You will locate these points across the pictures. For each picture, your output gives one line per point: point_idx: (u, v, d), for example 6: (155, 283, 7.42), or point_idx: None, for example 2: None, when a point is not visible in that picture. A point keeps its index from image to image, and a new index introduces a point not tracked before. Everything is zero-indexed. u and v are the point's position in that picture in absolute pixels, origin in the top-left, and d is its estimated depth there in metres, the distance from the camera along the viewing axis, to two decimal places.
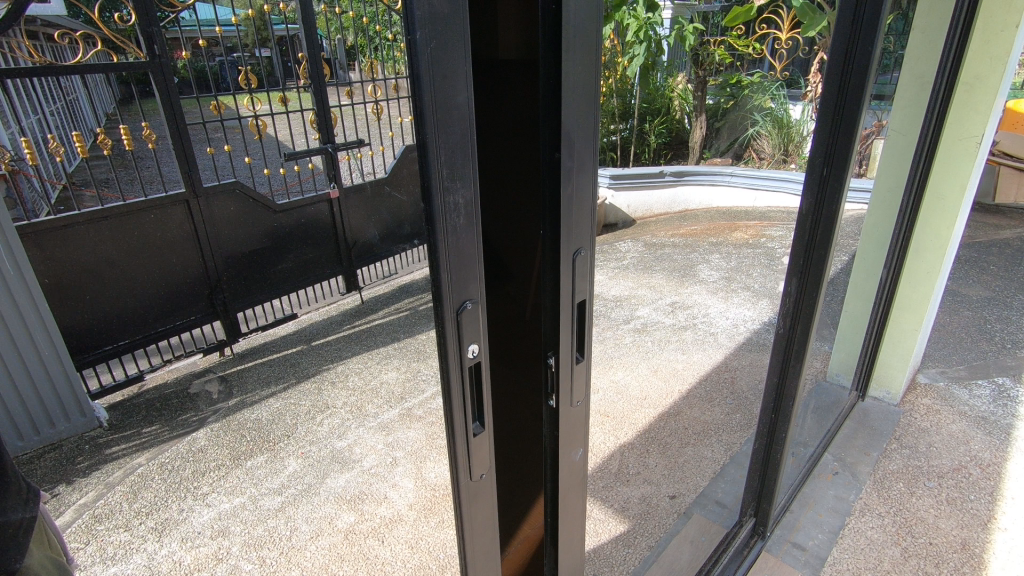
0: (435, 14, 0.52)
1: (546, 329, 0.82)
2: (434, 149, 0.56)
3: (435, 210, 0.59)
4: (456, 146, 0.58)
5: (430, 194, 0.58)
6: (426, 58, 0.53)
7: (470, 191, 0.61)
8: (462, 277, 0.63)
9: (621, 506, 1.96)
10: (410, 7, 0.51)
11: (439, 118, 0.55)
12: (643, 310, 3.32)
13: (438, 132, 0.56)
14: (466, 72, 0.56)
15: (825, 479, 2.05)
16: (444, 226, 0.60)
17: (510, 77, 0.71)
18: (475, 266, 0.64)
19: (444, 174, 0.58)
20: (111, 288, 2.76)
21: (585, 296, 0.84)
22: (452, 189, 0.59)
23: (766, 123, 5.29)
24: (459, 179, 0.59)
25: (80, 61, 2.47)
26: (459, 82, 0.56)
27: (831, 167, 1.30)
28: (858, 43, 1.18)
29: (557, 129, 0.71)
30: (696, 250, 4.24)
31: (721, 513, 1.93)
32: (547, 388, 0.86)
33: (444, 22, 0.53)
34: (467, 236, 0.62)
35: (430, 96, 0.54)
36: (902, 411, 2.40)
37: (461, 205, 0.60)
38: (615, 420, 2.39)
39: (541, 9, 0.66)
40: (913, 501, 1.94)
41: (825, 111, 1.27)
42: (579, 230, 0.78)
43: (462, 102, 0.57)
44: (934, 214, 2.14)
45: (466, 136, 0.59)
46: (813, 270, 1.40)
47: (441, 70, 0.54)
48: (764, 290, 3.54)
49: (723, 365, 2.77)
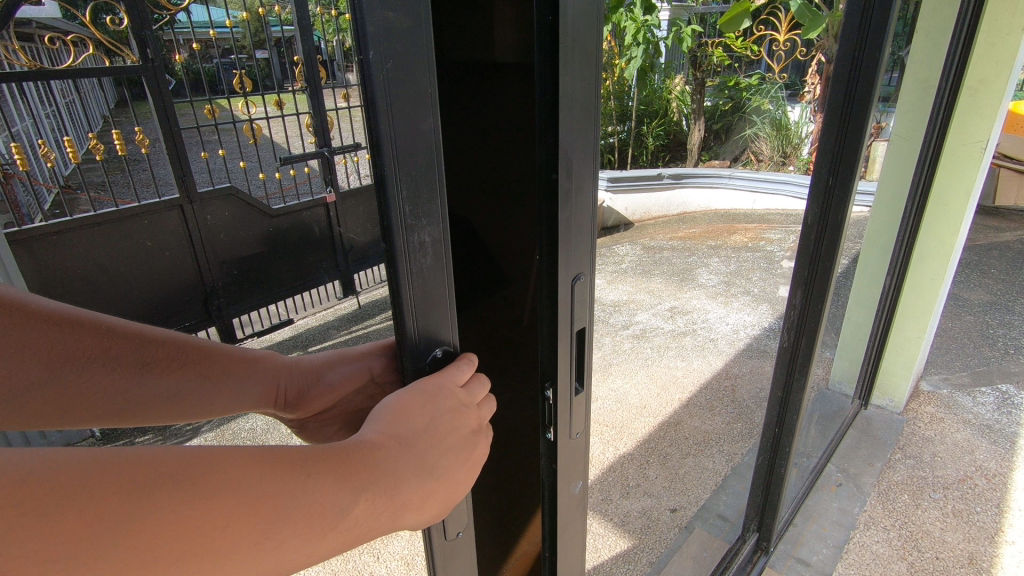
0: (391, 34, 0.47)
1: (544, 361, 0.77)
2: (393, 185, 0.52)
3: (398, 251, 0.55)
4: (422, 179, 0.54)
5: (392, 229, 0.54)
6: (382, 82, 0.49)
7: (435, 227, 0.57)
8: (431, 320, 0.59)
9: (621, 520, 1.93)
10: (363, 26, 0.46)
11: (401, 149, 0.52)
12: (643, 316, 3.29)
13: (400, 165, 0.52)
14: (432, 97, 0.52)
15: (829, 491, 2.02)
16: (408, 265, 0.56)
17: (506, 82, 0.68)
18: (443, 306, 0.60)
19: (406, 207, 0.54)
20: (105, 295, 2.72)
21: (584, 323, 0.79)
22: (416, 227, 0.55)
23: (765, 125, 5.30)
24: (423, 217, 0.55)
25: (71, 64, 2.40)
26: (424, 107, 0.52)
27: (837, 176, 1.27)
28: (866, 48, 1.14)
29: (553, 147, 0.66)
30: (695, 253, 4.21)
31: (724, 527, 1.89)
32: (543, 420, 0.81)
33: (404, 41, 0.49)
34: (435, 274, 0.59)
35: (389, 127, 0.50)
36: (906, 420, 2.36)
37: (426, 242, 0.57)
38: (614, 430, 2.35)
39: (536, 18, 0.61)
40: (918, 514, 1.90)
41: (830, 118, 1.23)
42: (578, 254, 0.73)
43: (426, 130, 0.53)
44: (938, 221, 2.10)
45: (432, 163, 0.54)
46: (819, 280, 1.37)
47: (401, 96, 0.50)
48: (763, 295, 3.51)
49: (724, 372, 2.73)
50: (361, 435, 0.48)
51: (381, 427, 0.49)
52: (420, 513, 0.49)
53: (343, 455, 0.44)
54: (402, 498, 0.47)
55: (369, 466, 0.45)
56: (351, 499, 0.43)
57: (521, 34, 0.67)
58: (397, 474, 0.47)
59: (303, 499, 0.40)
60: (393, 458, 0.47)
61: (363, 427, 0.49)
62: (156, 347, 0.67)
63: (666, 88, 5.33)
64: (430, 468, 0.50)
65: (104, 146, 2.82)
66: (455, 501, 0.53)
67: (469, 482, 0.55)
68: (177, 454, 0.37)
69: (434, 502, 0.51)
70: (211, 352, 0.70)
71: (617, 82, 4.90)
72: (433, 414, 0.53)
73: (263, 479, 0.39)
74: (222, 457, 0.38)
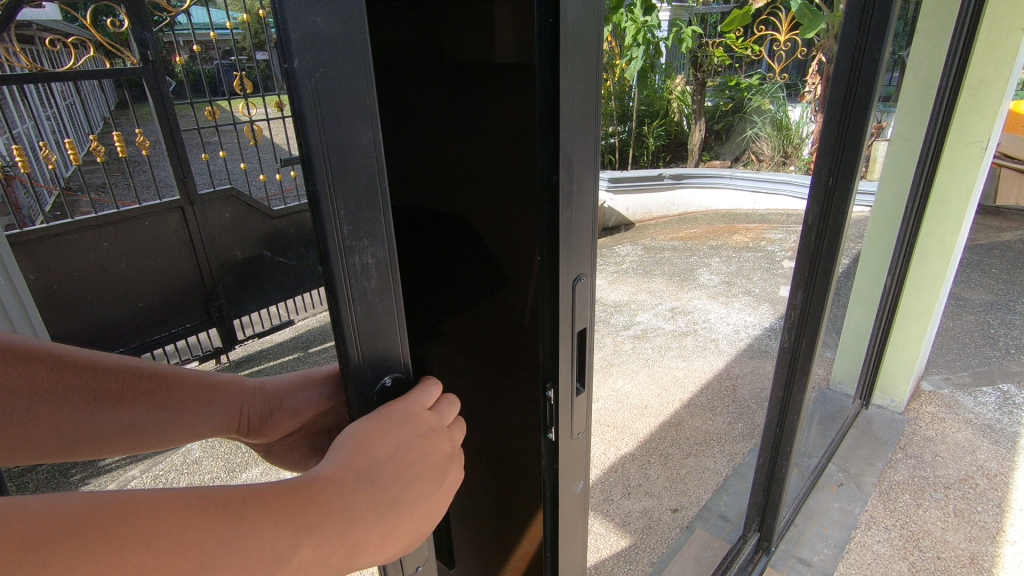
0: (320, 41, 0.44)
1: (545, 361, 0.78)
2: (328, 205, 0.49)
3: (336, 274, 0.52)
4: (362, 197, 0.51)
5: (330, 251, 0.51)
6: (312, 92, 0.45)
7: (379, 247, 0.54)
8: (378, 346, 0.56)
9: (622, 520, 1.93)
10: (285, 30, 0.42)
11: (337, 166, 0.48)
12: (643, 316, 3.29)
13: (337, 183, 0.48)
14: (371, 109, 0.49)
15: (830, 491, 2.02)
16: (348, 288, 0.53)
17: (506, 83, 0.71)
18: (391, 331, 0.57)
19: (345, 228, 0.50)
20: (106, 296, 2.72)
21: (585, 324, 0.79)
22: (356, 247, 0.52)
23: (766, 125, 5.34)
24: (365, 236, 0.52)
25: (71, 66, 2.41)
26: (362, 118, 0.48)
27: (838, 176, 1.27)
28: (866, 49, 1.14)
29: (554, 149, 0.66)
30: (696, 253, 4.21)
31: (725, 527, 1.89)
32: (544, 421, 0.81)
33: (336, 48, 0.45)
34: (381, 296, 0.55)
35: (321, 140, 0.46)
36: (907, 420, 2.36)
37: (369, 263, 0.53)
38: (615, 430, 2.35)
39: (537, 21, 0.61)
40: (919, 513, 1.90)
41: (830, 120, 1.24)
42: (578, 255, 0.73)
43: (365, 143, 0.49)
44: (939, 220, 2.10)
45: (373, 179, 0.51)
46: (820, 281, 1.37)
47: (335, 106, 0.46)
48: (764, 295, 3.51)
49: (725, 372, 2.73)
50: (319, 468, 0.46)
51: (340, 459, 0.47)
52: (380, 553, 0.47)
53: (294, 491, 0.43)
54: (359, 536, 0.45)
55: (323, 501, 0.43)
56: (302, 536, 0.41)
57: (520, 34, 0.69)
58: (355, 509, 0.45)
59: (239, 542, 0.38)
60: (351, 491, 0.46)
61: (322, 460, 0.47)
62: (112, 378, 0.67)
63: (667, 89, 5.24)
64: (392, 503, 0.48)
65: (104, 147, 2.83)
66: (419, 538, 0.51)
67: (435, 517, 0.53)
68: (87, 501, 0.35)
69: (397, 540, 0.49)
70: (170, 378, 0.71)
71: (618, 83, 4.88)
72: (399, 442, 0.51)
73: (193, 524, 0.37)
74: (140, 501, 0.36)
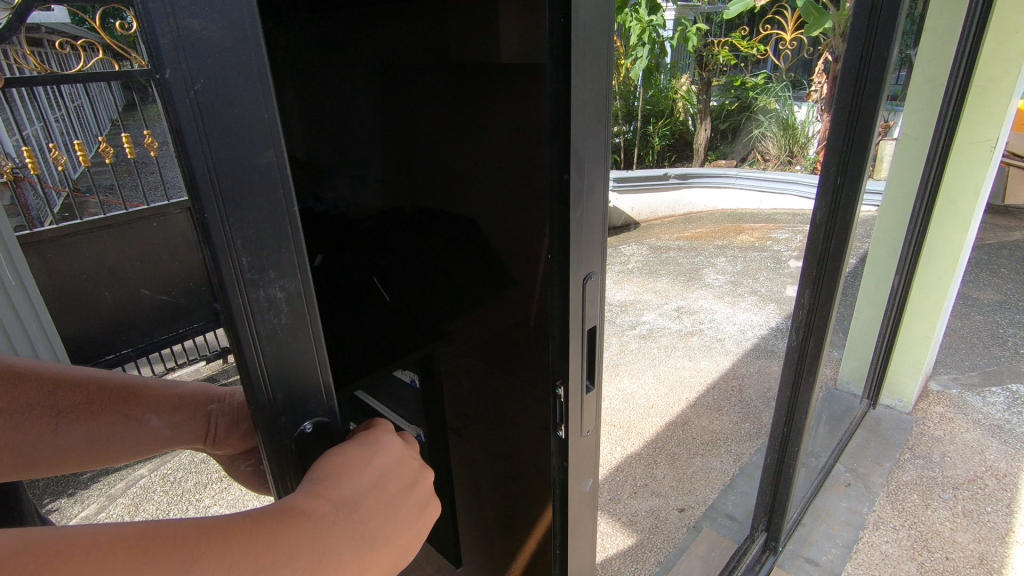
0: (197, 50, 0.39)
1: (556, 359, 0.78)
2: (221, 236, 0.44)
3: (236, 311, 0.47)
4: (265, 225, 0.45)
5: (228, 284, 0.45)
6: (190, 111, 0.40)
7: (290, 280, 0.49)
8: (294, 386, 0.52)
9: (629, 519, 1.93)
10: (154, 42, 0.37)
11: (229, 190, 0.43)
12: (649, 316, 3.29)
13: (230, 209, 0.43)
14: (272, 126, 0.44)
15: (838, 491, 2.01)
16: (251, 326, 0.48)
17: (504, 79, 0.70)
18: (309, 371, 0.52)
19: (245, 259, 0.45)
20: (114, 296, 2.75)
21: (595, 322, 0.79)
22: (260, 281, 0.47)
23: (772, 125, 5.31)
24: (272, 269, 0.47)
25: (79, 69, 2.43)
26: (259, 138, 0.43)
27: (846, 175, 1.27)
28: (874, 47, 1.14)
29: (565, 148, 0.66)
30: (702, 253, 4.20)
31: (732, 527, 1.89)
32: (555, 419, 0.81)
33: (219, 58, 0.40)
34: (294, 333, 0.50)
35: (208, 164, 0.42)
36: (915, 420, 2.35)
37: (279, 299, 0.48)
38: (622, 430, 2.35)
39: (548, 20, 0.61)
40: (928, 514, 1.89)
41: (838, 119, 1.24)
42: (589, 253, 0.73)
43: (264, 165, 0.44)
44: (947, 219, 2.09)
45: (278, 205, 0.46)
46: (828, 280, 1.37)
47: (222, 125, 0.41)
48: (771, 294, 3.50)
49: (732, 372, 2.73)
50: (291, 497, 0.47)
51: (314, 488, 0.48)
52: None
53: (263, 524, 0.44)
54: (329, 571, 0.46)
55: (293, 535, 0.44)
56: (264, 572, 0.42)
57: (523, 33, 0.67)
58: (323, 544, 0.46)
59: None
60: (322, 523, 0.47)
61: (295, 490, 0.48)
62: (76, 390, 0.70)
63: (672, 88, 5.36)
64: (366, 535, 0.49)
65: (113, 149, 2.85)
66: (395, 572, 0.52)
67: (412, 551, 0.54)
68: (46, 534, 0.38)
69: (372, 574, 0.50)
70: (140, 390, 0.74)
71: (622, 82, 4.98)
72: (378, 472, 0.53)
73: (145, 561, 0.39)
74: (91, 536, 0.38)
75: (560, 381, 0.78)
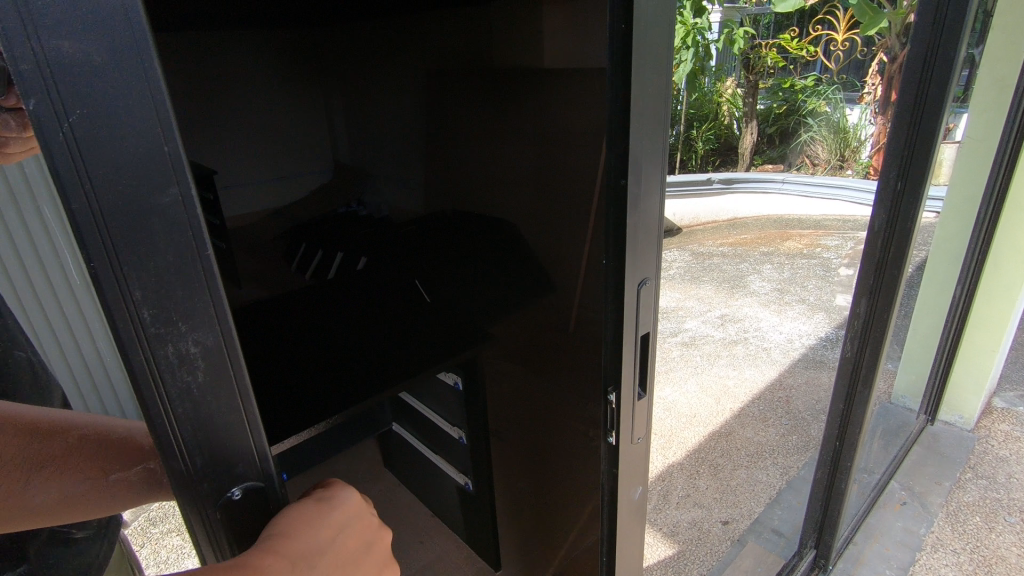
0: (59, 45, 0.30)
1: (608, 366, 0.77)
2: (107, 284, 0.35)
3: (135, 373, 0.38)
4: (171, 265, 0.37)
5: (127, 341, 0.37)
6: (52, 127, 0.31)
7: (208, 334, 0.40)
8: (221, 457, 0.43)
9: (671, 530, 1.90)
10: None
11: (114, 229, 0.34)
12: (692, 323, 3.23)
13: (123, 249, 0.35)
14: (175, 150, 0.35)
15: (892, 510, 1.93)
16: (156, 391, 0.39)
17: (544, 100, 0.84)
18: (238, 438, 0.44)
19: (146, 310, 0.37)
20: None
21: (648, 328, 0.78)
22: (167, 337, 0.38)
23: (821, 129, 5.07)
24: (182, 321, 0.38)
25: None
26: (152, 160, 0.34)
27: (907, 181, 1.22)
28: (939, 49, 1.10)
29: (622, 153, 0.66)
30: (747, 259, 4.10)
31: (779, 542, 1.82)
32: (605, 424, 0.81)
33: (95, 60, 0.31)
34: (216, 399, 0.42)
35: (81, 194, 0.33)
36: (978, 438, 2.24)
37: (195, 356, 0.40)
38: (663, 438, 2.32)
39: (609, 27, 0.61)
40: (992, 538, 1.79)
41: (900, 120, 1.19)
42: (644, 259, 0.73)
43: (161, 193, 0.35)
44: (1015, 225, 1.99)
45: (184, 246, 0.37)
46: (886, 290, 1.32)
47: (99, 144, 0.32)
48: (820, 303, 3.39)
49: (778, 383, 2.65)
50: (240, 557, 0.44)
51: (269, 543, 0.45)
52: None
53: None
54: None
55: None
56: None
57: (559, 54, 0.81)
58: None
59: None
60: None
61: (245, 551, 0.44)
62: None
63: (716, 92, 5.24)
64: None
65: None
66: None
67: None
68: None
69: None
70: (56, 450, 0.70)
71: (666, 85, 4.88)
72: (336, 526, 0.50)
73: None
74: None
75: (613, 387, 0.78)
